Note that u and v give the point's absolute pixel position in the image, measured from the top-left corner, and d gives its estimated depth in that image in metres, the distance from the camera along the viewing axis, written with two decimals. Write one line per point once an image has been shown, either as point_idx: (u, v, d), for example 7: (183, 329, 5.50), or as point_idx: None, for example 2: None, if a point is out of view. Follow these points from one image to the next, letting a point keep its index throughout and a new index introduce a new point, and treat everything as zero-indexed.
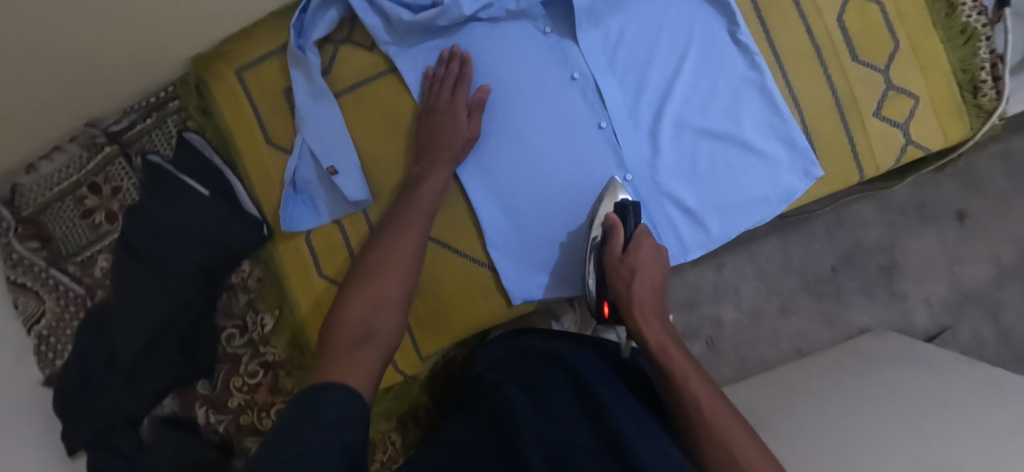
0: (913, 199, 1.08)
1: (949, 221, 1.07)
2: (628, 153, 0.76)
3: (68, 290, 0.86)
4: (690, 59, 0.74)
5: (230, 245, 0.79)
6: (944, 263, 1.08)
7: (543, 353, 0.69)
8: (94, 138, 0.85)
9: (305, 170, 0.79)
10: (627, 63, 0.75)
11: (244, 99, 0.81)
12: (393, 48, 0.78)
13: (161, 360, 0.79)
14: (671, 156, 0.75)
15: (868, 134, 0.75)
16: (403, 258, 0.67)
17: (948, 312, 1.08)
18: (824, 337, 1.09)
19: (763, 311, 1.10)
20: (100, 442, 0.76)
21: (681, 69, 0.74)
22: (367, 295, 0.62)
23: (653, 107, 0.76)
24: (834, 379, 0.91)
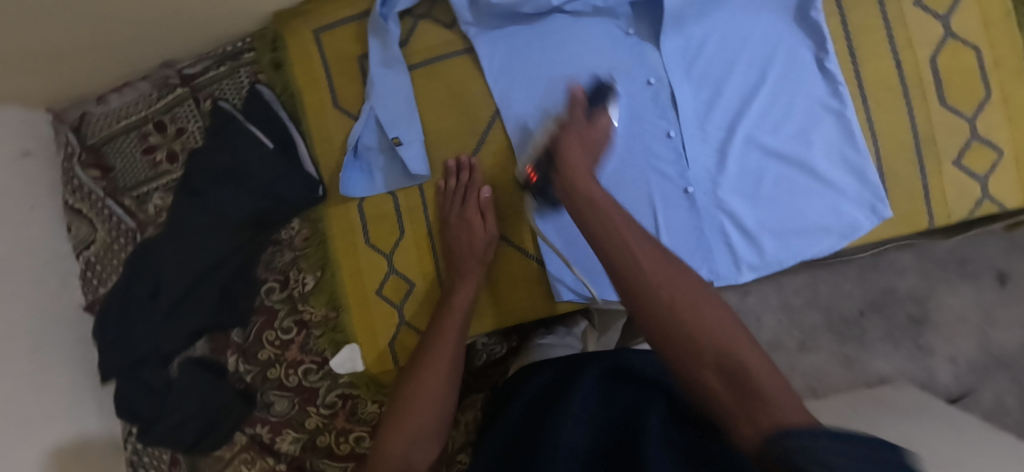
0: (956, 253, 1.06)
1: (989, 281, 1.04)
2: (694, 165, 0.75)
3: (121, 222, 0.88)
4: (769, 79, 0.74)
5: (281, 195, 0.80)
6: (977, 323, 1.04)
7: (562, 366, 0.70)
8: (169, 78, 0.86)
9: (368, 137, 0.80)
10: (705, 74, 0.75)
11: (316, 55, 0.82)
12: (473, 29, 0.77)
13: (201, 302, 0.80)
14: (735, 173, 0.75)
15: (944, 180, 0.73)
16: (445, 349, 0.73)
17: (973, 377, 1.04)
18: (842, 379, 1.06)
19: (782, 344, 1.07)
20: (130, 371, 0.79)
21: (760, 87, 0.74)
22: (409, 428, 0.67)
23: (724, 122, 0.75)
24: (841, 414, 0.90)
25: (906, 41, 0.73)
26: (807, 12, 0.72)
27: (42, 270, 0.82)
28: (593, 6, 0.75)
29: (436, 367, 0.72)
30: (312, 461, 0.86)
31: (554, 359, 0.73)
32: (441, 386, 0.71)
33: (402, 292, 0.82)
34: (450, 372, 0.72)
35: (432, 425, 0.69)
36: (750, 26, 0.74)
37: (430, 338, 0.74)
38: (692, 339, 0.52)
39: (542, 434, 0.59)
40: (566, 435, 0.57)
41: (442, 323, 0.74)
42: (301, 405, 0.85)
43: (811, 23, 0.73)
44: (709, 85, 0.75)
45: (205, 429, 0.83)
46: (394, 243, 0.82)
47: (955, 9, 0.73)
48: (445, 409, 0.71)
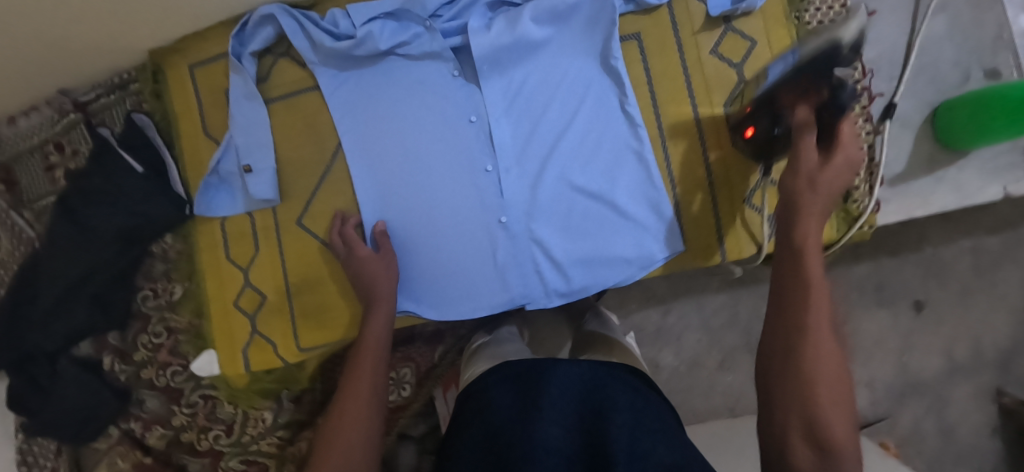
0: (872, 278, 1.13)
1: (904, 307, 1.13)
2: (509, 197, 0.82)
3: (22, 232, 0.98)
4: (578, 120, 0.80)
5: (151, 215, 0.88)
6: (895, 349, 1.14)
7: (524, 376, 0.69)
8: (64, 105, 0.96)
9: (228, 163, 0.87)
10: (521, 113, 0.81)
11: (190, 86, 0.91)
12: (319, 68, 0.84)
13: (77, 309, 0.88)
14: (546, 205, 0.81)
15: (736, 218, 0.81)
16: (370, 352, 0.75)
17: (890, 401, 1.14)
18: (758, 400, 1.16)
19: (701, 363, 1.16)
20: (21, 368, 0.88)
21: (569, 127, 0.80)
22: (337, 435, 0.65)
23: (538, 159, 0.81)
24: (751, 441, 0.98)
25: (703, 86, 0.80)
26: (608, 58, 0.79)
27: None
28: (423, 50, 0.81)
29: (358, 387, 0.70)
30: (177, 456, 0.94)
31: (512, 369, 0.72)
32: (365, 409, 0.68)
33: (256, 303, 0.89)
34: (376, 389, 0.71)
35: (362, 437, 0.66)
36: (561, 72, 0.80)
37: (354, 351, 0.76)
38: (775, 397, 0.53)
39: (519, 432, 0.61)
40: (543, 433, 0.60)
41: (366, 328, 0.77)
42: (168, 403, 0.94)
43: (613, 69, 0.79)
44: (526, 125, 0.81)
45: (84, 423, 0.92)
46: (250, 258, 0.90)
47: (747, 59, 0.80)
48: (375, 414, 0.69)
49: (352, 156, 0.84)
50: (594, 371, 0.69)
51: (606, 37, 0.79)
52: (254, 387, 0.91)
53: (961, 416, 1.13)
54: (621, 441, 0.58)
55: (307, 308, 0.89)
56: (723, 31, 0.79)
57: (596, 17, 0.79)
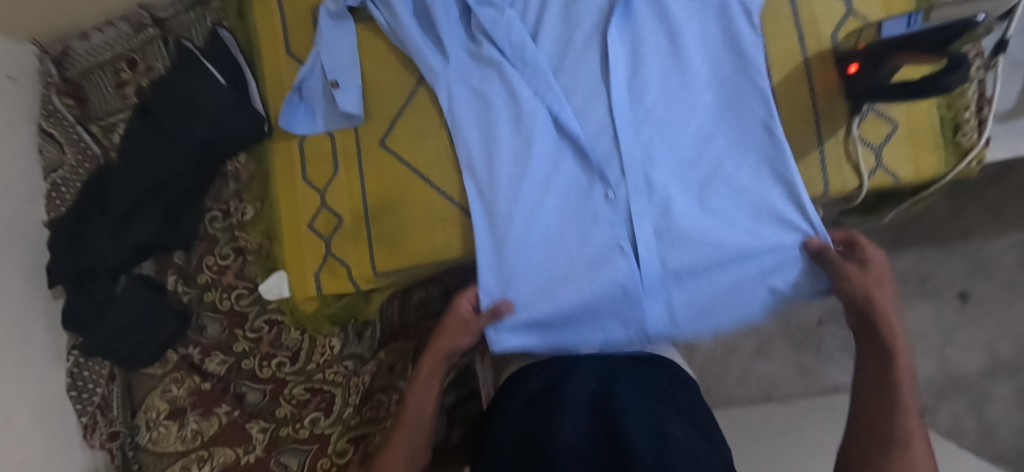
0: (916, 269, 1.15)
1: (950, 299, 1.14)
2: (625, 149, 0.72)
3: (87, 148, 0.95)
4: (707, 87, 0.72)
5: (228, 129, 0.86)
6: (936, 342, 1.14)
7: (549, 374, 0.71)
8: (142, 19, 0.94)
9: (312, 80, 0.86)
10: (649, 81, 0.73)
11: (275, 6, 0.90)
12: None
13: (144, 221, 0.85)
14: (665, 183, 0.72)
15: (841, 149, 0.77)
16: (433, 357, 0.77)
17: (930, 395, 1.14)
18: (796, 386, 1.20)
19: (738, 347, 1.21)
20: (80, 282, 0.86)
21: (696, 102, 0.72)
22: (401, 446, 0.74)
23: (662, 107, 0.72)
24: (797, 424, 1.05)
25: (810, 17, 0.78)
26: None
27: (11, 184, 0.90)
28: None
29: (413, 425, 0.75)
30: (236, 383, 0.91)
31: (535, 372, 0.73)
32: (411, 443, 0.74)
33: (331, 226, 0.87)
34: (416, 426, 0.75)
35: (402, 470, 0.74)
36: (693, 37, 0.72)
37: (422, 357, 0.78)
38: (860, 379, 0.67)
39: (540, 435, 0.59)
40: (564, 427, 0.58)
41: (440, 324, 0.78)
42: (230, 328, 0.91)
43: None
44: (653, 69, 0.73)
45: (145, 340, 0.88)
46: (327, 179, 0.88)
47: None
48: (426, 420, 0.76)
49: (454, 84, 0.79)
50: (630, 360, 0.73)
51: None
52: (322, 313, 0.88)
53: (1004, 416, 1.12)
54: (625, 388, 0.64)
55: (383, 232, 0.85)
56: None
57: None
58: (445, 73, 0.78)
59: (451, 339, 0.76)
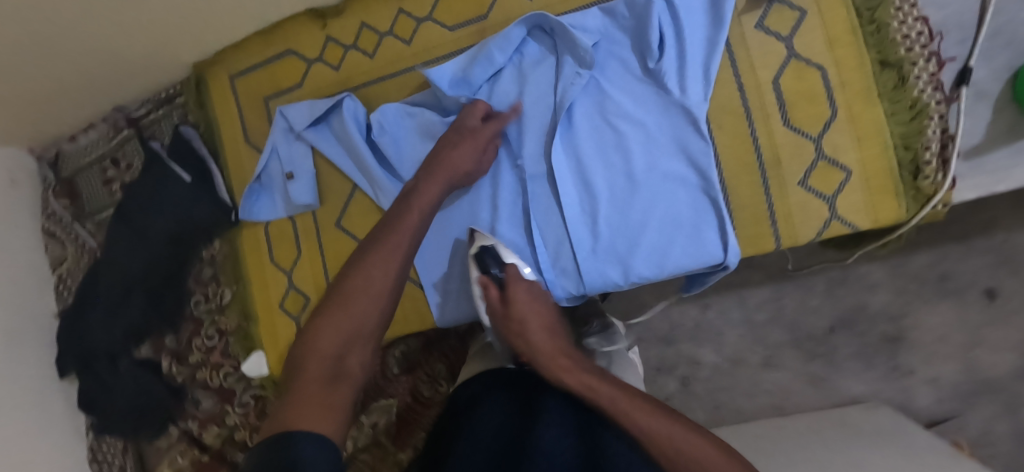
0: (935, 268, 0.99)
1: (974, 298, 0.97)
2: (588, 274, 0.78)
3: (86, 243, 1.04)
4: (642, 134, 0.76)
5: (196, 221, 0.91)
6: (961, 344, 0.98)
7: (507, 394, 0.64)
8: (119, 121, 1.01)
9: (271, 170, 0.90)
10: (588, 134, 0.77)
11: (231, 98, 0.94)
12: (346, 100, 0.85)
13: (132, 309, 0.92)
14: (609, 228, 0.77)
15: (790, 202, 0.73)
16: (396, 239, 0.66)
17: (957, 400, 0.98)
18: (811, 400, 1.03)
19: (743, 360, 1.06)
20: (86, 365, 0.93)
21: (630, 151, 0.76)
22: (331, 344, 0.58)
23: (620, 227, 0.77)
24: (801, 443, 0.87)
25: (748, 64, 0.74)
26: (647, 63, 0.75)
27: (24, 282, 0.99)
28: (453, 72, 0.81)
29: (538, 327, 0.68)
30: (231, 453, 0.97)
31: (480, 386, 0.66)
32: (362, 322, 0.60)
33: (299, 304, 0.91)
34: (389, 289, 0.62)
35: (337, 393, 0.54)
36: (619, 96, 0.76)
37: (381, 229, 0.67)
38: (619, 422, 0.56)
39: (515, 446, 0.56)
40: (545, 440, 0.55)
41: (387, 231, 0.66)
42: (221, 403, 0.97)
43: (655, 74, 0.75)
44: (606, 195, 0.77)
45: (144, 417, 0.96)
46: (293, 260, 0.91)
47: (797, 32, 0.73)
48: (385, 313, 0.62)
49: None
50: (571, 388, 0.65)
51: (642, 36, 0.74)
52: None
53: None
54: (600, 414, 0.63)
55: None
56: (767, 4, 0.74)
57: (640, 22, 0.74)
58: None
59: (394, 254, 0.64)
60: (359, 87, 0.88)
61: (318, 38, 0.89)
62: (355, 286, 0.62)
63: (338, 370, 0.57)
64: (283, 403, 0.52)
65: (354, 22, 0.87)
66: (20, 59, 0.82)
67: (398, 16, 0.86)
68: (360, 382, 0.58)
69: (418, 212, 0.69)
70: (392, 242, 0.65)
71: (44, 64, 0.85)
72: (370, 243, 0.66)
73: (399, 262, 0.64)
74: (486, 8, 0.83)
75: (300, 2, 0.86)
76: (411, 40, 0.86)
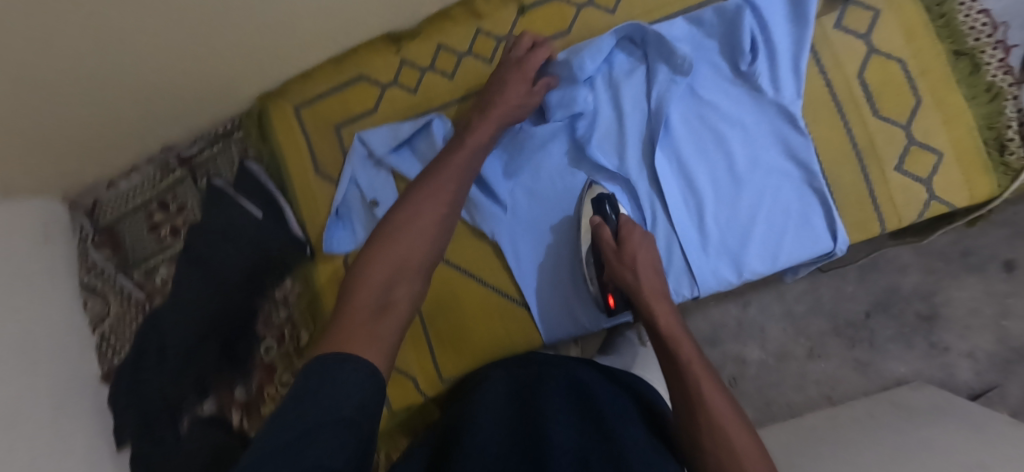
0: (956, 245, 0.98)
1: (995, 271, 0.96)
2: (701, 273, 0.78)
3: (132, 294, 0.96)
4: (743, 131, 0.78)
5: (271, 257, 0.87)
6: (990, 315, 0.97)
7: (521, 380, 0.71)
8: (169, 162, 0.96)
9: (350, 200, 0.87)
10: (688, 136, 0.79)
11: (297, 127, 0.91)
12: (434, 120, 0.84)
13: (203, 360, 0.83)
14: (717, 225, 0.78)
15: (890, 186, 0.76)
16: (446, 170, 0.71)
17: (996, 370, 0.96)
18: (857, 386, 1.00)
19: (789, 353, 1.03)
20: (145, 425, 0.80)
21: (730, 149, 0.78)
22: (388, 264, 0.63)
23: (728, 223, 0.78)
24: (860, 431, 0.85)
25: (833, 60, 0.78)
26: (738, 65, 0.78)
27: (66, 344, 0.89)
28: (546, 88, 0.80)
29: (647, 266, 0.72)
30: None
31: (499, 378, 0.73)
32: (416, 254, 0.64)
33: None
34: (437, 227, 0.67)
35: (377, 325, 0.57)
36: (712, 97, 0.79)
37: (437, 161, 0.73)
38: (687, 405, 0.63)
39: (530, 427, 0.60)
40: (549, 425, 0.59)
41: (436, 174, 0.71)
42: None
43: (748, 77, 0.78)
44: (711, 196, 0.78)
45: None
46: None
47: (874, 28, 0.77)
48: (433, 248, 0.66)
49: (516, 231, 0.83)
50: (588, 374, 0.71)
51: (734, 38, 0.77)
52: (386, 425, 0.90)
53: None
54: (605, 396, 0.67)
55: (443, 334, 0.86)
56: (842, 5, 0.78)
57: (730, 27, 0.77)
58: (507, 221, 0.83)
59: (441, 192, 0.69)
60: (439, 108, 0.88)
61: (393, 62, 0.88)
62: (399, 234, 0.65)
63: (381, 304, 0.60)
64: (336, 325, 0.56)
65: (430, 44, 0.87)
66: (80, 92, 0.77)
67: (477, 36, 0.87)
68: (409, 313, 0.62)
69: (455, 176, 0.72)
70: (440, 181, 0.70)
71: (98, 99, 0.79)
72: (425, 179, 0.71)
73: (447, 201, 0.69)
74: (569, 22, 0.85)
75: (376, 26, 0.85)
76: (492, 59, 0.87)
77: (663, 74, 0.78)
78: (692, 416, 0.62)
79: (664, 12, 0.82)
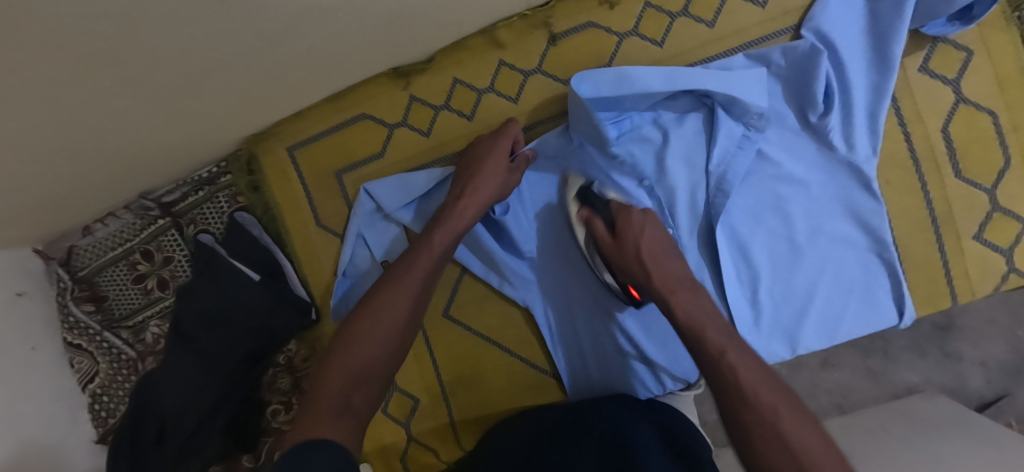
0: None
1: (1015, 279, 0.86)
2: None
3: (121, 354, 0.88)
4: (807, 195, 0.69)
5: (276, 331, 0.78)
6: (1005, 324, 0.87)
7: (544, 425, 0.67)
8: (148, 208, 0.85)
9: (359, 260, 0.78)
10: (748, 202, 0.70)
11: (293, 174, 0.81)
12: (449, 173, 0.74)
13: (208, 444, 0.77)
14: (772, 302, 0.71)
15: (965, 257, 0.69)
16: (432, 250, 0.66)
17: (1007, 379, 0.87)
18: (869, 395, 0.90)
19: (801, 363, 0.91)
20: None
21: (793, 218, 0.70)
22: (354, 364, 0.58)
23: (785, 300, 0.71)
24: (873, 440, 0.77)
25: (914, 112, 0.68)
26: (807, 115, 0.68)
27: (53, 414, 0.83)
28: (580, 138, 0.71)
29: (653, 248, 0.65)
30: None
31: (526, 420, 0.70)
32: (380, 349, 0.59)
33: (406, 408, 0.81)
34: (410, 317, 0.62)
35: (341, 423, 0.52)
36: (777, 158, 0.69)
37: (419, 241, 0.67)
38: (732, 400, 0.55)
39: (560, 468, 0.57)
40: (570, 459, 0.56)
41: (418, 248, 0.66)
42: None
43: (817, 129, 0.68)
44: (768, 266, 0.71)
45: None
46: None
47: (965, 74, 0.67)
48: (400, 346, 0.61)
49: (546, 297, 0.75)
50: (622, 408, 0.66)
51: (805, 90, 0.67)
52: None
53: None
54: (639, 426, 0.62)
55: (468, 406, 0.80)
56: (931, 48, 0.67)
57: (801, 73, 0.67)
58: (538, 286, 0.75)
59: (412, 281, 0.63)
60: (457, 154, 0.77)
61: (401, 99, 0.76)
62: (369, 322, 0.60)
63: (347, 403, 0.55)
64: (295, 423, 0.52)
65: (445, 78, 0.75)
66: (49, 161, 0.66)
67: (499, 69, 0.74)
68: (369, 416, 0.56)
69: (431, 261, 0.66)
70: (422, 264, 0.65)
71: (65, 164, 0.68)
72: (404, 261, 0.66)
73: (423, 291, 0.64)
74: (607, 57, 0.72)
75: (384, 63, 0.72)
76: (518, 97, 0.75)
77: (727, 134, 0.69)
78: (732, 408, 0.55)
79: (722, 46, 0.71)
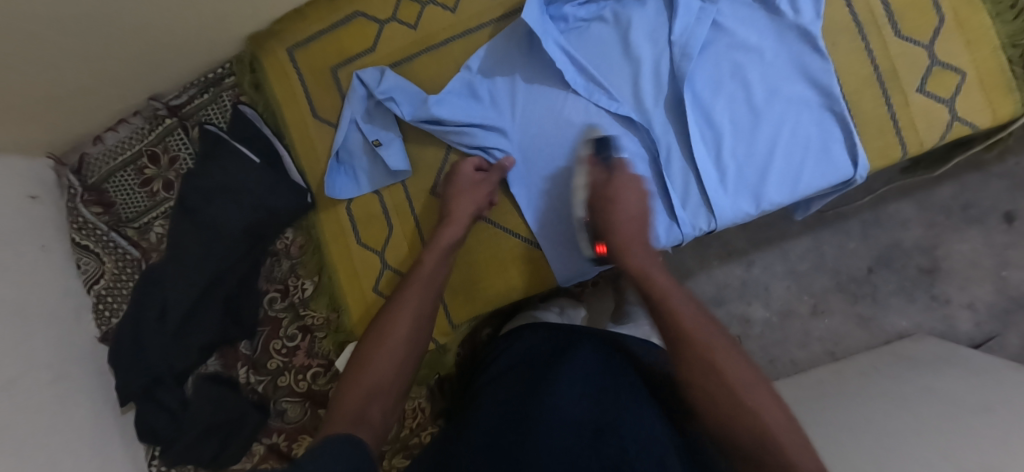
0: (957, 198, 0.91)
1: (996, 223, 0.90)
2: (719, 206, 0.76)
3: (126, 253, 0.93)
4: (758, 60, 0.75)
5: (275, 209, 0.83)
6: (989, 266, 0.91)
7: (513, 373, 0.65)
8: (157, 111, 0.91)
9: (351, 144, 0.83)
10: (708, 69, 0.76)
11: (292, 74, 0.87)
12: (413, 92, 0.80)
13: (208, 318, 0.83)
14: (735, 161, 0.76)
15: (911, 109, 0.74)
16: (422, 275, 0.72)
17: (995, 323, 0.91)
18: (860, 341, 0.94)
19: (793, 311, 0.95)
20: (148, 394, 0.81)
21: (748, 80, 0.75)
22: (364, 383, 0.58)
23: (746, 159, 0.76)
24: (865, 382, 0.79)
25: None
26: None
27: (58, 311, 0.86)
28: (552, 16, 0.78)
29: (629, 216, 0.71)
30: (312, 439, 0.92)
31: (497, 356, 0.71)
32: (389, 368, 0.61)
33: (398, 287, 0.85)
34: (411, 323, 0.66)
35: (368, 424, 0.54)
36: (732, 27, 0.76)
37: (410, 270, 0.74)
38: (692, 352, 0.58)
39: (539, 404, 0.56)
40: (564, 404, 0.55)
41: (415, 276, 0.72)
42: (312, 408, 0.92)
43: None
44: (728, 126, 0.76)
45: (226, 442, 0.86)
46: (384, 240, 0.85)
47: None
48: (404, 363, 0.63)
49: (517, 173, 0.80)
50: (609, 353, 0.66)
51: None
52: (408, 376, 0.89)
53: None
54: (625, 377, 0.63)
55: (456, 282, 0.84)
56: None
57: None
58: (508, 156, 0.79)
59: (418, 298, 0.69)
60: (443, 45, 0.83)
61: None
62: (374, 350, 0.62)
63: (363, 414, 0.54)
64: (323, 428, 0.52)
65: None
66: (68, 42, 0.71)
67: None
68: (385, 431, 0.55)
69: (424, 282, 0.71)
70: (416, 284, 0.71)
71: (82, 49, 0.73)
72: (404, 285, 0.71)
73: (417, 311, 0.68)
74: None
75: None
76: None
77: (686, 8, 0.75)
78: (691, 367, 0.58)
79: None
